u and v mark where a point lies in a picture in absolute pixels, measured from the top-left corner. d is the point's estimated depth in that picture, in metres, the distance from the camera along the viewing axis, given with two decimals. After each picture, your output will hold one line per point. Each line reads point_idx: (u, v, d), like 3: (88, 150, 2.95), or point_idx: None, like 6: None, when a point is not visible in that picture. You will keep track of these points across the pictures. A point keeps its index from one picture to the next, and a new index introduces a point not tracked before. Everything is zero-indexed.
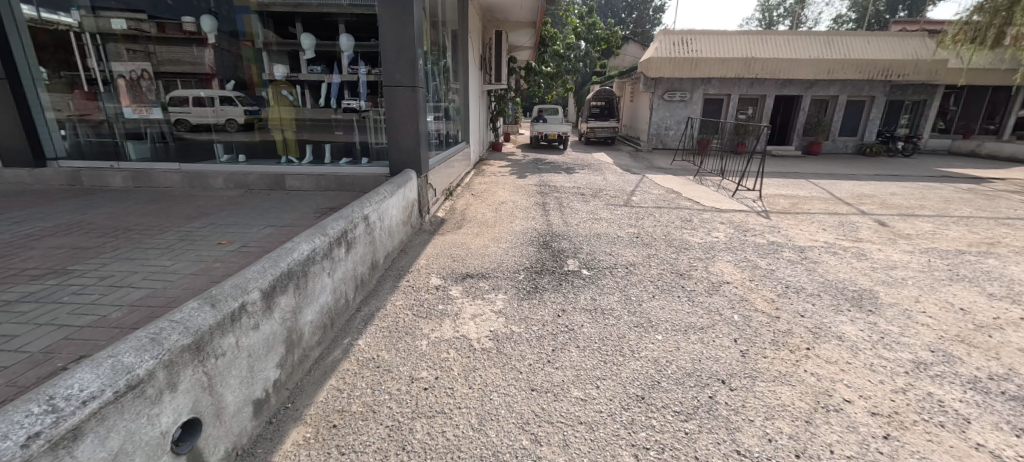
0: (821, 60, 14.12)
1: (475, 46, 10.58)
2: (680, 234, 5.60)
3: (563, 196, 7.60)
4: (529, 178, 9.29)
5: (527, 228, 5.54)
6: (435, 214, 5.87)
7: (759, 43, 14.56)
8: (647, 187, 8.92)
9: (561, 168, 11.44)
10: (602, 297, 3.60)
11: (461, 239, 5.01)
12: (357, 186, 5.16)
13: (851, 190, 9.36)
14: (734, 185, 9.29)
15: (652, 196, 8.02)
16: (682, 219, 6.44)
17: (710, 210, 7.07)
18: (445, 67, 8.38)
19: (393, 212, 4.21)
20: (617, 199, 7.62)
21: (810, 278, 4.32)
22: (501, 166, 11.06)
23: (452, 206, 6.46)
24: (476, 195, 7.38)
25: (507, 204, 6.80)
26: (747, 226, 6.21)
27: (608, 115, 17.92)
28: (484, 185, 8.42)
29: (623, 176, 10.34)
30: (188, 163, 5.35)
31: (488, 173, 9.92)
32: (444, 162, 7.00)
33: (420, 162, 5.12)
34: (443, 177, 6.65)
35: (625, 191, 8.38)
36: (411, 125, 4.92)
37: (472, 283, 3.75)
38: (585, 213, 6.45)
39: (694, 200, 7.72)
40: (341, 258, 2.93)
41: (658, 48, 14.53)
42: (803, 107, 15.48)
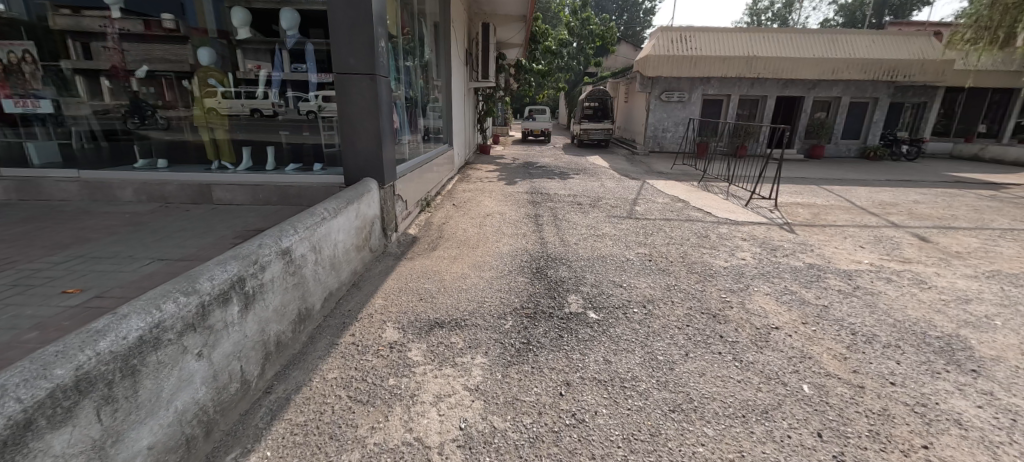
0: (826, 60, 13.42)
1: (459, 39, 9.59)
2: (699, 256, 4.67)
3: (558, 206, 6.62)
4: (519, 185, 8.30)
5: (516, 249, 4.54)
6: (405, 231, 4.84)
7: (762, 41, 13.79)
8: (650, 195, 8.01)
9: (554, 172, 10.47)
10: (617, 358, 2.62)
11: (434, 266, 3.99)
12: (304, 198, 4.12)
13: (870, 198, 8.55)
14: (745, 193, 8.44)
15: (659, 206, 7.10)
16: (696, 235, 5.53)
17: (726, 223, 6.17)
18: (423, 60, 7.36)
19: (341, 237, 3.19)
20: (619, 210, 6.70)
21: (875, 317, 3.40)
22: (489, 170, 10.08)
23: (428, 220, 5.43)
24: (458, 206, 6.36)
25: (493, 217, 5.81)
26: (774, 243, 5.30)
27: (602, 117, 17.08)
28: (469, 193, 7.41)
29: (622, 181, 9.42)
30: (91, 170, 4.25)
31: (475, 178, 8.91)
32: (419, 168, 5.97)
33: (384, 170, 4.11)
34: (418, 186, 5.63)
35: (627, 200, 7.46)
36: (371, 124, 3.89)
37: (441, 338, 2.73)
38: (585, 229, 5.48)
39: (705, 211, 6.83)
40: (228, 323, 1.91)
41: (656, 45, 13.67)
42: (805, 108, 14.77)
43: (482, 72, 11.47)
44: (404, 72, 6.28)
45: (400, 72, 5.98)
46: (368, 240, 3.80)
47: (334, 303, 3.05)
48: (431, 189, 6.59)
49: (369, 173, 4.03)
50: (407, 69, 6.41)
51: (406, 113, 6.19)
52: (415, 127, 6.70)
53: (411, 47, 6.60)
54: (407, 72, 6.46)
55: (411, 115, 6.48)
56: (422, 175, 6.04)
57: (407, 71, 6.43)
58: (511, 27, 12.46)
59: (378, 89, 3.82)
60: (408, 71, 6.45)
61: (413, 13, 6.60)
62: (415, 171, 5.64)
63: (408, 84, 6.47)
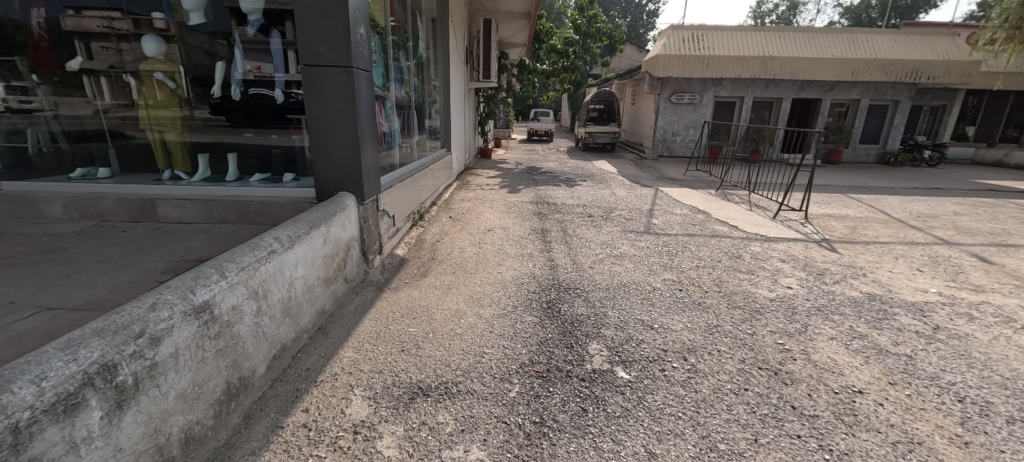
0: (845, 60, 12.73)
1: (458, 35, 8.91)
2: (737, 283, 3.96)
3: (566, 219, 5.93)
4: (523, 193, 7.60)
5: (521, 275, 3.84)
6: (391, 253, 4.13)
7: (777, 41, 13.11)
8: (666, 205, 7.32)
9: (559, 179, 9.77)
10: (664, 449, 1.91)
11: (423, 300, 3.29)
12: (267, 216, 3.41)
13: (906, 209, 7.84)
14: (769, 203, 7.75)
15: (679, 219, 6.39)
16: (728, 254, 4.82)
17: (757, 239, 5.47)
18: (418, 56, 6.67)
19: (302, 272, 2.49)
20: (634, 223, 6.01)
21: (977, 374, 2.69)
22: (490, 176, 9.38)
23: (419, 238, 4.72)
24: (455, 219, 5.65)
25: (493, 233, 5.11)
26: (819, 266, 4.60)
27: (608, 120, 16.41)
28: (467, 202, 6.71)
29: (633, 189, 8.72)
30: (15, 182, 3.56)
31: (474, 186, 8.22)
32: (412, 176, 5.28)
33: (365, 182, 3.40)
34: (409, 197, 4.93)
35: (642, 211, 6.77)
36: (347, 127, 3.19)
37: (425, 416, 2.03)
38: (599, 247, 4.78)
39: (730, 225, 6.14)
40: (81, 442, 1.22)
41: (667, 44, 12.98)
42: (822, 112, 14.06)
43: (483, 72, 10.77)
44: (395, 68, 5.59)
45: (389, 68, 5.30)
46: (342, 269, 3.10)
47: (287, 359, 2.34)
48: (425, 200, 5.90)
49: (345, 186, 3.32)
50: (398, 65, 5.73)
51: (396, 114, 5.50)
52: (406, 130, 6.02)
53: (403, 42, 5.92)
54: (398, 68, 5.77)
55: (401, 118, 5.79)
56: (415, 185, 5.34)
57: (398, 67, 5.75)
58: (514, 25, 11.79)
59: (355, 84, 3.12)
60: (398, 67, 5.76)
61: (405, 4, 5.91)
62: (407, 181, 4.95)
63: (399, 82, 5.79)
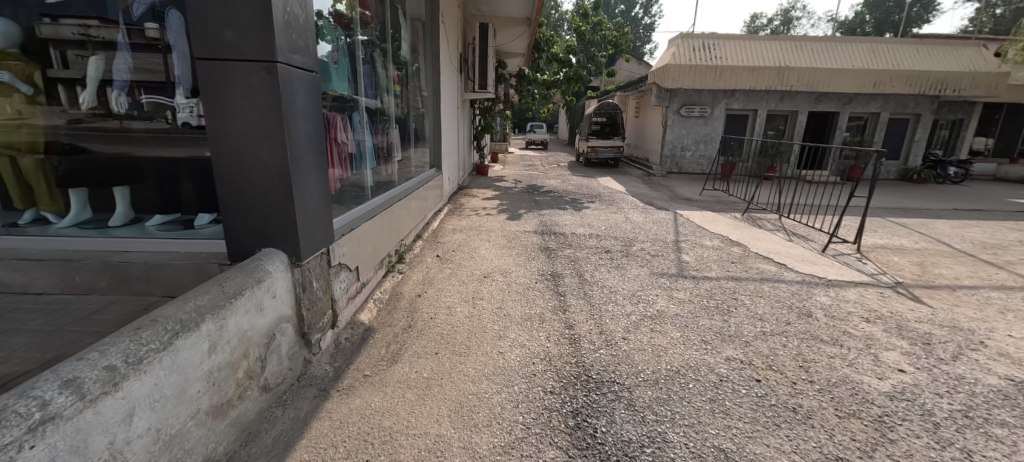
0: (867, 71, 11.90)
1: (451, 39, 7.91)
2: (832, 366, 2.85)
3: (580, 257, 4.84)
4: (525, 220, 6.53)
5: (529, 358, 2.72)
6: (350, 321, 3.00)
7: (794, 50, 12.26)
8: (693, 234, 6.27)
9: (564, 200, 8.71)
10: None
11: (387, 413, 2.15)
12: (155, 285, 2.28)
13: (964, 237, 6.85)
14: (809, 231, 6.72)
15: (714, 255, 5.33)
16: (793, 310, 3.76)
17: (818, 286, 4.41)
18: (401, 61, 5.62)
19: (143, 424, 1.35)
20: (663, 262, 4.95)
21: None
22: (487, 197, 8.33)
23: (393, 291, 3.60)
24: (442, 258, 4.54)
25: (491, 281, 3.99)
26: (916, 328, 3.54)
27: (611, 133, 15.50)
28: (460, 234, 5.62)
29: (649, 213, 7.69)
30: None
31: (468, 210, 7.14)
32: (390, 206, 4.16)
33: (305, 233, 2.29)
34: (382, 235, 3.80)
35: (667, 244, 5.72)
36: (269, 151, 2.09)
37: None
38: (629, 302, 3.69)
39: (777, 263, 5.09)
40: None
41: (676, 53, 12.09)
42: (841, 125, 13.18)
43: (479, 81, 9.77)
44: (370, 75, 4.53)
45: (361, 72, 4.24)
46: (257, 375, 1.97)
47: None
48: (407, 234, 4.79)
49: (272, 241, 2.21)
50: (375, 71, 4.69)
51: (371, 131, 4.42)
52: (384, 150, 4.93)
53: (381, 44, 4.89)
54: (376, 76, 4.72)
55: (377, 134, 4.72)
56: (394, 217, 4.22)
57: (375, 74, 4.69)
58: (513, 32, 10.91)
59: (282, 88, 2.02)
60: (376, 74, 4.71)
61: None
62: (382, 215, 3.84)
63: (377, 92, 4.74)
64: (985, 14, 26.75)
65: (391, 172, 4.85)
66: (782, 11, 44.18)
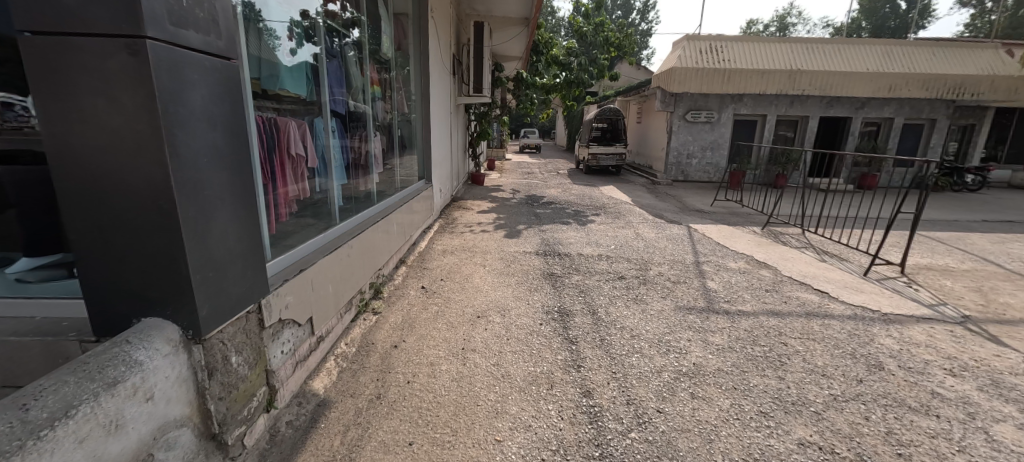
0: (882, 75, 11.31)
1: (443, 38, 7.23)
2: (940, 455, 2.13)
3: (591, 287, 4.12)
4: (524, 238, 5.81)
5: (536, 452, 1.98)
6: (295, 394, 2.25)
7: (805, 52, 11.67)
8: (714, 254, 5.57)
9: (566, 213, 8.01)
10: None
11: None
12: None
13: (1010, 255, 6.19)
14: (841, 249, 6.04)
15: (744, 281, 4.62)
16: (858, 358, 3.05)
17: (876, 323, 3.70)
18: (382, 58, 4.90)
19: None
20: (687, 290, 4.24)
21: None
22: (482, 210, 7.62)
23: (362, 341, 2.86)
24: (427, 291, 3.80)
25: (485, 323, 3.25)
26: (1017, 385, 2.84)
27: (612, 140, 14.87)
28: (450, 256, 4.90)
29: (661, 227, 7.00)
30: None
31: (461, 226, 6.42)
32: (366, 228, 3.47)
33: (208, 291, 1.57)
34: (354, 267, 3.11)
35: (687, 266, 5.02)
36: (140, 175, 1.37)
37: None
38: (657, 351, 2.96)
39: (818, 291, 4.40)
40: None
41: (681, 56, 11.48)
42: (853, 131, 12.57)
43: (474, 84, 9.08)
44: (343, 71, 3.78)
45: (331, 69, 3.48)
46: None
47: None
48: (387, 259, 4.08)
49: (157, 307, 1.48)
50: (350, 68, 3.94)
51: (340, 139, 3.67)
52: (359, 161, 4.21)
53: (358, 38, 4.18)
54: (351, 73, 3.97)
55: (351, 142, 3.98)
56: (370, 242, 3.52)
57: (350, 72, 3.94)
58: (510, 32, 10.24)
59: (156, 77, 1.31)
60: (351, 71, 3.95)
61: None
62: (354, 241, 3.14)
63: (352, 93, 3.99)
64: (979, 20, 26.75)
65: (371, 186, 4.16)
66: (777, 17, 44.09)
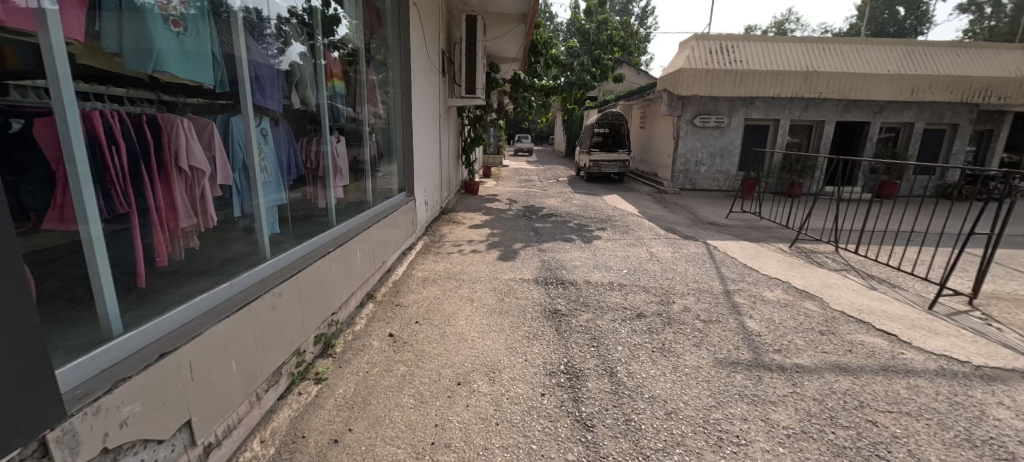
0: (904, 77, 10.58)
1: (431, 32, 6.42)
2: None
3: (605, 332, 3.27)
4: (521, 261, 4.95)
5: None
6: None
7: (822, 53, 10.91)
8: (743, 280, 4.75)
9: (568, 227, 7.17)
10: None
11: None
12: None
13: None
14: (888, 273, 5.22)
15: (789, 319, 3.77)
16: (982, 448, 2.21)
17: (975, 382, 2.86)
18: (349, 50, 4.04)
19: None
20: (724, 334, 3.40)
21: None
22: (474, 225, 6.77)
23: (289, 435, 1.99)
24: (395, 341, 2.94)
25: (466, 396, 2.38)
26: None
27: (614, 146, 14.11)
28: (430, 287, 4.03)
29: (677, 245, 6.17)
30: None
31: (448, 245, 5.58)
32: (319, 258, 2.63)
33: None
34: (291, 318, 2.27)
35: (716, 297, 4.19)
36: None
37: None
38: (706, 443, 2.10)
39: (883, 333, 3.57)
40: None
41: (690, 56, 10.71)
42: (871, 137, 11.81)
43: (466, 85, 8.26)
44: (286, 58, 2.89)
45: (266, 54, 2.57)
46: None
47: None
48: (351, 294, 3.23)
49: None
50: (300, 56, 3.06)
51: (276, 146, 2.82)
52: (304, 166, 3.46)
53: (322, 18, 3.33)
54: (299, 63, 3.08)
55: (292, 147, 3.12)
56: (323, 276, 2.68)
57: (298, 61, 3.05)
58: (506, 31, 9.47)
59: None
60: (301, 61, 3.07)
61: None
62: (295, 281, 2.31)
63: (303, 89, 3.07)
64: (978, 27, 26.27)
65: (332, 199, 3.33)
66: (774, 23, 43.73)
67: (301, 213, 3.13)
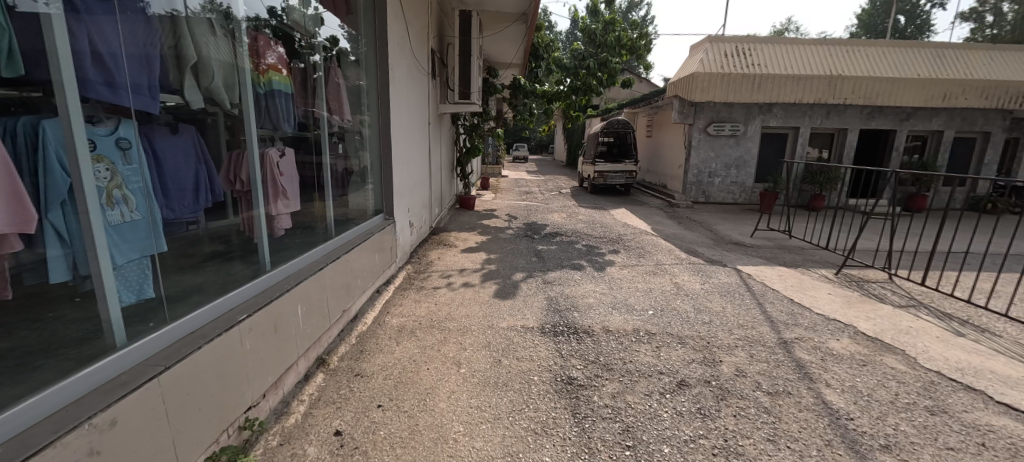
0: (935, 81, 9.78)
1: (417, 29, 5.58)
2: None
3: (641, 419, 2.35)
4: (521, 299, 4.03)
5: None
6: None
7: (846, 56, 10.13)
8: (797, 324, 3.81)
9: (575, 249, 6.27)
10: None
11: None
12: None
13: None
14: (965, 310, 4.32)
15: (879, 388, 2.85)
16: None
17: None
18: (302, 40, 3.14)
19: None
20: (801, 416, 2.47)
21: None
22: (467, 248, 5.85)
23: None
24: (342, 448, 2.00)
25: None
26: None
27: (620, 156, 13.29)
28: (404, 341, 3.09)
29: (705, 274, 5.25)
30: None
31: (434, 275, 4.65)
32: (219, 333, 1.75)
33: None
34: (146, 452, 1.38)
35: (773, 352, 3.26)
36: None
37: None
38: None
39: (1011, 411, 2.65)
40: None
41: (704, 59, 9.90)
42: (898, 145, 10.96)
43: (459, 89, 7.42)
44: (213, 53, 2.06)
45: (131, 24, 1.66)
46: None
47: None
48: (289, 366, 2.32)
49: None
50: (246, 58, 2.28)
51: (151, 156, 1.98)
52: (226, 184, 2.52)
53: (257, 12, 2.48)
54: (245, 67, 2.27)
55: (199, 167, 2.24)
56: (229, 360, 1.79)
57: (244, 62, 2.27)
58: (505, 32, 8.68)
59: None
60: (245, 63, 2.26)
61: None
62: (159, 386, 1.43)
63: (210, 76, 2.01)
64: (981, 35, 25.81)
65: (264, 229, 2.41)
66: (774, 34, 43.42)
67: (211, 256, 2.19)
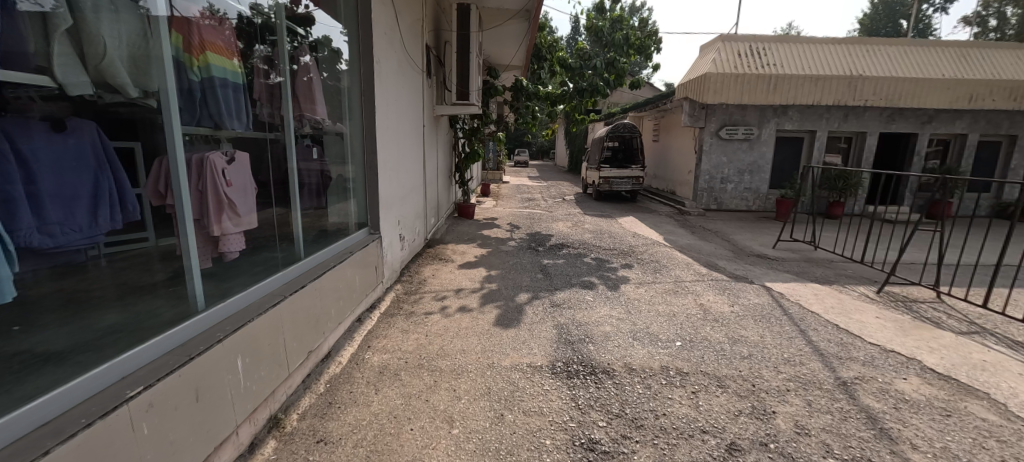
0: (962, 82, 9.23)
1: (410, 22, 5.06)
2: None
3: None
4: (526, 329, 3.43)
5: None
6: None
7: (866, 55, 9.61)
8: (852, 358, 3.23)
9: (585, 263, 5.68)
10: None
11: None
12: None
13: None
14: None
15: (978, 451, 2.26)
16: None
17: None
18: (263, 25, 2.59)
19: None
20: None
21: None
22: (464, 264, 5.27)
23: None
24: None
25: None
26: None
27: (626, 161, 12.75)
28: (382, 389, 2.51)
29: (733, 293, 4.67)
30: None
31: (425, 298, 4.07)
32: (92, 421, 1.22)
33: None
34: None
35: (834, 399, 2.67)
36: None
37: None
38: None
39: None
40: None
41: (716, 59, 9.39)
42: (920, 150, 10.39)
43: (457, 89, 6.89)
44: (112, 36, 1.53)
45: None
46: None
47: None
48: (224, 440, 1.75)
49: None
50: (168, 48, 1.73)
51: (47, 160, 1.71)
52: (157, 197, 2.02)
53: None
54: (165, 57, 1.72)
55: (97, 175, 1.92)
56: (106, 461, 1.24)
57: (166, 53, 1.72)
58: (506, 30, 8.17)
59: None
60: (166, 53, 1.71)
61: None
62: None
63: (99, 53, 1.51)
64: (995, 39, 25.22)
65: (192, 249, 1.85)
66: None
67: None
